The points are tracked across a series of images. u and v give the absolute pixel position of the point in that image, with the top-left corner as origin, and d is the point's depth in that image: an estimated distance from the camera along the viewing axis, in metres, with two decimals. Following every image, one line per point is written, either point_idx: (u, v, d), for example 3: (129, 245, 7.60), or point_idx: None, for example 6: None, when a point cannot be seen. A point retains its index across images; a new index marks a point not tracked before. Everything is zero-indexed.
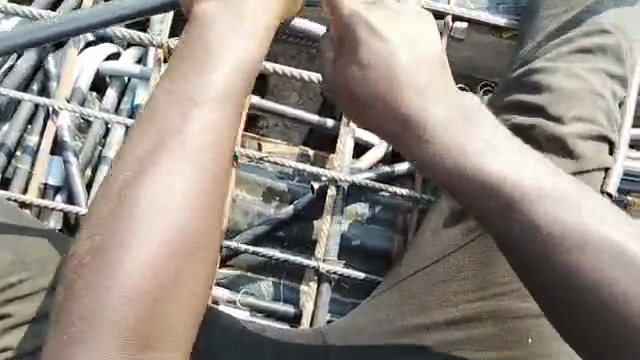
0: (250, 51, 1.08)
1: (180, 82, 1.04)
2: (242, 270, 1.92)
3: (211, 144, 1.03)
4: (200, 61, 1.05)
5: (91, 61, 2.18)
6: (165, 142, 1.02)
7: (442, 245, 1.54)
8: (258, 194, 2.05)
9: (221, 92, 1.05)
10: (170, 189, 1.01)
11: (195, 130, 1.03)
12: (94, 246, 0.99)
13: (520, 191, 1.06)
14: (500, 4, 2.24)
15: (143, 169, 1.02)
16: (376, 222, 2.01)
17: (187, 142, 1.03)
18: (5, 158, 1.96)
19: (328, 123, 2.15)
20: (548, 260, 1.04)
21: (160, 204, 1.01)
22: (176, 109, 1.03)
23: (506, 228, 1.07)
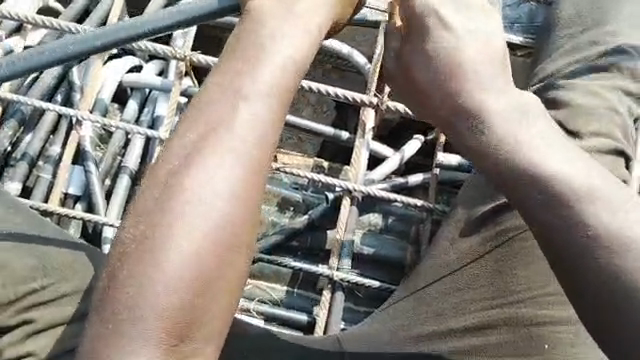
0: (305, 43, 1.04)
1: (231, 71, 1.01)
2: (256, 279, 1.96)
3: (258, 140, 0.99)
4: (254, 52, 1.02)
5: (115, 73, 2.24)
6: (214, 133, 0.98)
7: (458, 255, 1.56)
8: (273, 204, 2.09)
9: (273, 89, 1.01)
10: (219, 184, 0.96)
11: (242, 124, 0.99)
12: (136, 234, 0.94)
13: (592, 220, 1.01)
14: (514, 23, 2.29)
15: (188, 161, 0.97)
16: (389, 232, 2.06)
17: (233, 134, 0.98)
18: (27, 168, 2.01)
19: (343, 135, 2.20)
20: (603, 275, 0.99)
21: (208, 189, 0.96)
22: (223, 100, 1.00)
23: (570, 247, 1.01)
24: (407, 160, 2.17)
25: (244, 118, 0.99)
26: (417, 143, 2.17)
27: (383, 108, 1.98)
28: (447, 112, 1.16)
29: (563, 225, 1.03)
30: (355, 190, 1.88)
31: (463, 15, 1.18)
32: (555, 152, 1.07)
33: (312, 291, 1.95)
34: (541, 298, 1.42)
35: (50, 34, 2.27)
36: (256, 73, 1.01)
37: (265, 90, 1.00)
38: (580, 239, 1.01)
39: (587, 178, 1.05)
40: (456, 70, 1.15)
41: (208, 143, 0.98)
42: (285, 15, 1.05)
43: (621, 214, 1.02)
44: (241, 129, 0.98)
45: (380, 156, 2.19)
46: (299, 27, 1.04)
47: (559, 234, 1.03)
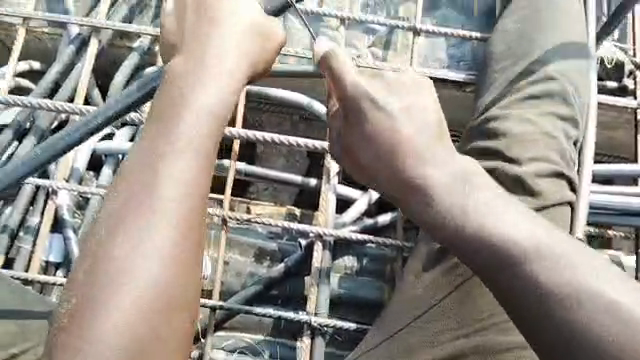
0: (219, 97, 1.16)
1: (160, 132, 1.11)
2: (239, 331, 2.05)
3: (189, 179, 1.09)
4: (175, 110, 1.12)
5: (88, 142, 2.31)
6: (139, 188, 1.07)
7: (425, 289, 1.65)
8: (250, 256, 2.17)
9: (196, 137, 1.11)
10: (151, 229, 1.05)
11: (175, 170, 1.08)
12: (72, 307, 1.01)
13: (545, 277, 0.99)
14: (460, 61, 2.47)
15: (117, 216, 1.06)
16: (366, 274, 2.15)
17: (160, 182, 1.07)
18: (8, 239, 2.08)
19: (311, 183, 2.30)
20: (556, 322, 0.96)
21: (143, 240, 1.04)
22: (150, 151, 1.09)
23: (528, 302, 0.99)
24: (375, 200, 2.28)
25: (175, 163, 1.08)
26: None
27: None
28: (389, 179, 1.20)
29: (518, 286, 1.00)
30: (325, 234, 1.97)
31: (394, 93, 1.27)
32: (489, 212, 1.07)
33: (293, 339, 2.02)
34: (503, 323, 1.50)
35: (24, 112, 2.32)
36: (185, 116, 1.12)
37: (189, 131, 1.11)
38: (538, 297, 0.98)
39: (535, 235, 1.03)
40: (400, 150, 1.19)
41: (144, 178, 1.08)
42: (200, 63, 1.20)
43: (559, 255, 1.00)
44: (170, 176, 1.08)
45: (349, 199, 2.29)
46: (214, 78, 1.18)
47: (524, 302, 0.99)
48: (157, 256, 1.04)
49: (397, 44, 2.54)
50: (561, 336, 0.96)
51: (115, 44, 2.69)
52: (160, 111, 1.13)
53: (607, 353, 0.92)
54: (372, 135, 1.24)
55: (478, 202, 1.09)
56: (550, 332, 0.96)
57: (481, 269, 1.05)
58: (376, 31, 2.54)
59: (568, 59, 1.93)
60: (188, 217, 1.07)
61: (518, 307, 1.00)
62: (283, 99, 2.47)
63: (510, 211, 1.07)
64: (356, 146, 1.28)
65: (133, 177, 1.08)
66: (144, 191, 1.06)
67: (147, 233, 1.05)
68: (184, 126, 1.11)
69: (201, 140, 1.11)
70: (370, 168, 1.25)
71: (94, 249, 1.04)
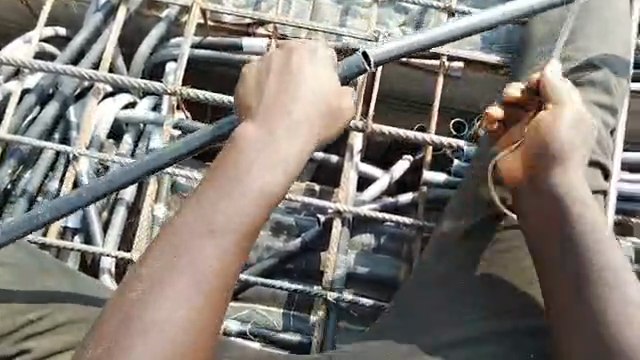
0: (273, 177, 1.20)
1: (212, 195, 1.17)
2: (252, 302, 2.05)
3: (226, 255, 1.14)
4: (234, 178, 1.19)
5: (110, 111, 2.29)
6: (185, 250, 1.13)
7: (445, 269, 1.60)
8: (267, 229, 2.13)
9: (244, 212, 1.17)
10: (186, 289, 1.11)
11: (218, 241, 1.14)
12: (101, 349, 1.06)
13: (612, 293, 1.28)
14: (493, 44, 2.37)
15: (164, 265, 1.12)
16: (381, 251, 2.14)
17: (203, 249, 1.13)
18: (27, 203, 2.09)
19: (332, 159, 2.26)
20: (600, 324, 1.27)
21: (179, 297, 1.10)
22: (203, 214, 1.15)
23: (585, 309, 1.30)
24: (396, 179, 2.23)
25: (220, 236, 1.14)
26: (406, 161, 2.25)
27: (368, 132, 2.04)
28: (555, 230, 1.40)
29: (586, 292, 1.31)
30: (344, 211, 1.96)
31: None
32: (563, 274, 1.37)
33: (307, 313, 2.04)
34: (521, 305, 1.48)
35: (48, 77, 2.31)
36: (238, 190, 1.18)
37: (239, 210, 1.16)
38: (595, 300, 1.29)
39: (612, 261, 1.32)
40: None
41: (195, 234, 1.14)
42: (271, 126, 1.24)
43: (619, 277, 1.30)
44: (212, 246, 1.14)
45: (370, 177, 2.23)
46: (279, 144, 1.23)
47: (585, 305, 1.30)
48: (190, 314, 1.10)
49: (429, 22, 2.44)
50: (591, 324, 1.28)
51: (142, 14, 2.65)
52: (213, 178, 1.19)
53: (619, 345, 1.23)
54: None
55: (589, 222, 1.38)
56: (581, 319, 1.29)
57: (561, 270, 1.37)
58: (408, 9, 2.45)
59: (610, 45, 1.84)
60: (220, 284, 1.13)
61: (576, 307, 1.31)
62: None
63: (603, 242, 1.35)
64: None
65: (182, 230, 1.15)
66: (192, 257, 1.13)
67: (182, 291, 1.10)
68: (240, 204, 1.17)
69: (253, 217, 1.17)
70: None
71: (136, 298, 1.10)
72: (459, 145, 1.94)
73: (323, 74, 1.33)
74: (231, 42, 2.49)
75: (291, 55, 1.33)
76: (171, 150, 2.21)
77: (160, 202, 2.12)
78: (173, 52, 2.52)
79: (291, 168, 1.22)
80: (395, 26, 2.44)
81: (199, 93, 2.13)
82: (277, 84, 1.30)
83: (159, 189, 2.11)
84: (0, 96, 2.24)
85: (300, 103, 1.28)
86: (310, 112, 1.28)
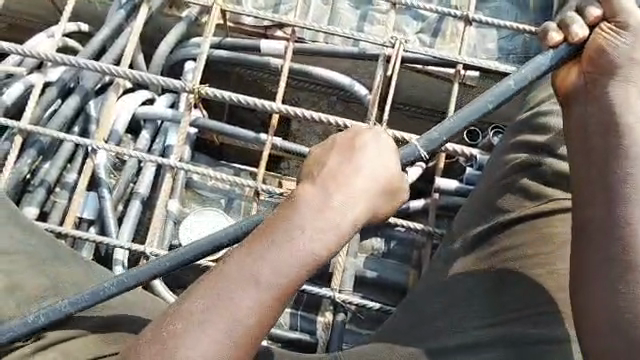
0: (321, 246, 1.21)
1: (261, 247, 1.21)
2: None
3: (260, 309, 1.18)
4: (285, 235, 1.21)
5: (128, 107, 2.34)
6: (225, 295, 1.18)
7: (453, 276, 1.60)
8: None
9: (285, 272, 1.20)
10: (218, 335, 1.16)
11: (256, 294, 1.18)
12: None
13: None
14: (509, 54, 2.39)
15: (205, 304, 1.18)
16: (390, 256, 2.17)
17: (242, 299, 1.18)
18: (45, 193, 2.13)
19: None
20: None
21: (209, 340, 1.15)
22: (250, 265, 1.20)
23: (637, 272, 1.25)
24: (408, 184, 2.25)
25: (259, 290, 1.18)
26: (419, 167, 2.24)
27: None
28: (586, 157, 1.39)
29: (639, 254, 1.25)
30: None
31: None
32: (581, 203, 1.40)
33: (314, 314, 2.08)
34: (533, 314, 1.46)
35: (70, 71, 2.35)
36: (288, 248, 1.20)
37: (281, 269, 1.19)
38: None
39: None
40: None
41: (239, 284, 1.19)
42: (327, 191, 1.24)
43: None
44: (251, 296, 1.18)
45: None
46: (332, 212, 1.23)
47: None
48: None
49: (446, 30, 2.45)
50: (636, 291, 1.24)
51: (164, 13, 2.69)
52: (262, 234, 1.22)
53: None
54: None
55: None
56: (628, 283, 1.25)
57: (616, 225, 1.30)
58: (425, 16, 2.47)
59: None
60: (249, 336, 1.17)
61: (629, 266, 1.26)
62: (326, 78, 2.46)
63: None
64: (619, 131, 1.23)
65: (227, 276, 1.20)
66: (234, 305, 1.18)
67: (213, 336, 1.16)
68: (287, 263, 1.20)
69: (295, 275, 1.20)
70: None
71: (170, 333, 1.16)
72: (472, 153, 1.96)
73: (388, 151, 1.31)
74: (249, 43, 2.52)
75: (356, 137, 1.31)
76: (187, 147, 2.26)
77: (174, 197, 2.16)
78: (192, 51, 2.54)
79: (337, 239, 1.23)
80: (412, 33, 2.46)
81: (217, 92, 2.16)
82: (340, 155, 1.29)
83: (175, 185, 2.15)
84: (23, 87, 2.29)
85: (359, 175, 1.27)
86: (368, 182, 1.27)
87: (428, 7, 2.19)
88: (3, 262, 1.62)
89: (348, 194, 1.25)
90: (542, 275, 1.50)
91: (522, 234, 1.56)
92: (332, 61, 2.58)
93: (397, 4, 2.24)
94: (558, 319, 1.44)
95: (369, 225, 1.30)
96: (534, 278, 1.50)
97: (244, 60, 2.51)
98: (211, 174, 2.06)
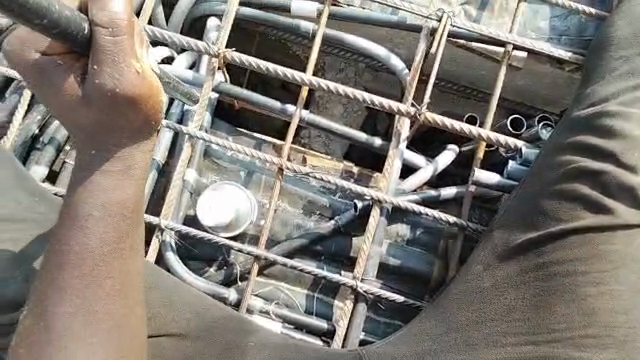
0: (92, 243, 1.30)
1: (75, 220, 1.30)
2: (276, 280, 2.05)
3: (83, 268, 1.30)
4: (75, 234, 1.29)
5: None
6: (59, 261, 1.30)
7: (493, 281, 1.58)
8: (298, 206, 2.15)
9: (105, 231, 1.30)
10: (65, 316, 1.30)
11: (66, 282, 1.30)
12: None
13: (131, 117, 1.23)
14: (562, 36, 2.17)
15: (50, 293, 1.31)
16: (415, 244, 2.12)
17: (68, 262, 1.30)
18: (55, 151, 2.03)
19: (376, 142, 2.12)
20: (129, 130, 1.26)
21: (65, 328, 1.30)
22: (96, 229, 1.30)
23: (121, 122, 1.24)
24: (439, 169, 2.16)
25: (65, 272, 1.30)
26: (451, 154, 2.15)
27: (420, 120, 1.90)
28: (111, 112, 1.22)
29: (119, 111, 1.21)
30: (385, 201, 1.90)
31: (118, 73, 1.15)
32: (133, 114, 1.23)
33: (331, 297, 2.02)
34: (581, 337, 1.44)
35: None
36: (76, 236, 1.30)
37: (92, 244, 1.30)
38: (130, 122, 1.24)
39: (129, 87, 1.17)
40: (115, 96, 1.18)
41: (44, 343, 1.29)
42: (101, 199, 1.29)
43: (128, 108, 1.21)
44: (67, 268, 1.30)
45: (412, 165, 2.16)
46: (101, 213, 1.29)
47: (124, 127, 1.25)
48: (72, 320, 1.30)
49: (495, 3, 2.23)
50: (120, 126, 1.25)
51: None
52: (68, 220, 1.30)
53: (95, 190, 1.29)
54: (98, 83, 1.17)
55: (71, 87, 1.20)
56: (114, 126, 1.24)
57: (110, 121, 1.23)
58: None
59: None
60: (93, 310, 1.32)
61: (115, 118, 1.23)
62: (359, 47, 2.26)
63: (76, 107, 1.22)
64: (101, 90, 1.17)
65: (95, 156, 1.28)
66: (56, 239, 1.31)
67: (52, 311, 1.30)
68: (80, 255, 1.30)
69: (105, 239, 1.31)
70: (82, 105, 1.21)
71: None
72: (517, 146, 1.83)
73: None
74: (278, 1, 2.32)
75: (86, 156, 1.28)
76: (207, 112, 2.10)
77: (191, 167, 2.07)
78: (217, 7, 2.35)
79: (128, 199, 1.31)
80: (457, 4, 2.24)
81: (244, 58, 2.00)
82: (94, 111, 1.22)
83: (194, 154, 2.04)
84: None
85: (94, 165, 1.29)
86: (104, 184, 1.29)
87: None
88: (10, 231, 1.63)
89: (93, 185, 1.29)
90: (594, 293, 1.45)
91: (574, 247, 1.48)
92: (368, 28, 2.40)
93: None
94: (599, 345, 1.43)
95: (141, 122, 1.25)
96: (586, 295, 1.45)
97: (275, 21, 2.31)
98: (232, 147, 1.95)
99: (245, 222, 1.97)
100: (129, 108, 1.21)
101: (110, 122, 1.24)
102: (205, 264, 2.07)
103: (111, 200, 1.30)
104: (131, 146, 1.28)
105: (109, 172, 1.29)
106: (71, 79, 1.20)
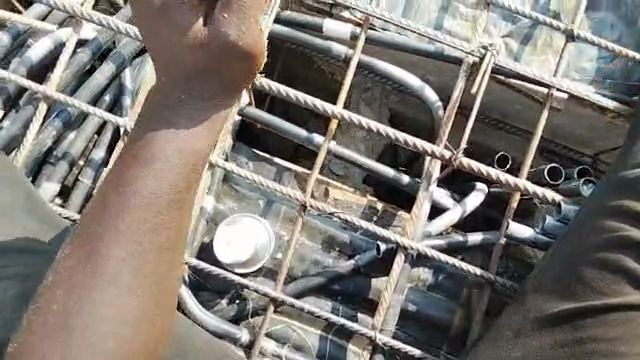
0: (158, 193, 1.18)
1: (140, 158, 1.18)
2: (290, 318, 1.97)
3: (139, 217, 1.18)
4: (141, 170, 1.17)
5: None
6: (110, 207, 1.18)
7: (524, 352, 1.46)
8: (317, 241, 2.08)
9: (168, 183, 1.18)
10: (109, 274, 1.17)
11: (111, 254, 1.17)
12: None
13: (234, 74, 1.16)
14: (606, 79, 2.04)
15: (87, 251, 1.18)
16: (437, 290, 2.04)
17: (124, 207, 1.18)
18: (67, 168, 1.94)
19: (403, 180, 2.01)
20: (224, 85, 1.17)
21: (107, 282, 1.17)
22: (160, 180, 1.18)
23: (220, 74, 1.16)
24: (468, 212, 2.04)
25: (117, 219, 1.18)
26: (481, 195, 2.04)
27: (454, 165, 1.77)
28: (222, 66, 1.15)
29: (227, 61, 1.14)
30: (411, 248, 1.80)
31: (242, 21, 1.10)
32: (241, 66, 1.15)
33: (345, 340, 1.93)
34: None
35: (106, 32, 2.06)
36: (139, 173, 1.18)
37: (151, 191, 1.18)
38: (224, 78, 1.17)
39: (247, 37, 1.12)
40: (231, 46, 1.12)
41: (90, 281, 1.17)
42: (174, 142, 1.17)
43: (235, 63, 1.15)
44: (125, 211, 1.17)
45: (439, 204, 2.05)
46: (173, 154, 1.18)
47: (221, 83, 1.17)
48: (117, 275, 1.17)
49: (538, 39, 2.10)
50: (218, 78, 1.16)
51: None
52: (130, 160, 1.18)
53: (167, 130, 1.17)
54: (222, 30, 1.11)
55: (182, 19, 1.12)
56: (212, 79, 1.16)
57: (213, 77, 1.16)
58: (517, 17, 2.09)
59: None
60: (138, 274, 1.18)
61: (217, 73, 1.16)
62: (391, 76, 2.15)
63: (176, 48, 1.13)
64: (216, 39, 1.12)
65: (176, 99, 1.16)
66: (119, 174, 1.19)
67: (99, 265, 1.17)
68: (138, 200, 1.18)
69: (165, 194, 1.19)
70: (184, 50, 1.13)
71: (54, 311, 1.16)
72: (555, 200, 1.72)
73: None
74: (308, 21, 2.21)
75: (164, 96, 1.17)
76: (229, 137, 2.01)
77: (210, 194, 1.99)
78: None
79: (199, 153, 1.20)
80: (498, 36, 2.09)
81: (270, 85, 1.89)
82: (193, 55, 1.13)
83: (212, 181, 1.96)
84: (52, 45, 1.98)
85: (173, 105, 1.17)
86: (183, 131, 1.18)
87: (525, 13, 1.85)
88: None
89: (159, 121, 1.17)
90: None
91: (615, 325, 1.40)
92: (400, 55, 2.29)
93: (491, 4, 1.90)
94: None
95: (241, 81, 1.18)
96: None
97: (305, 42, 2.20)
98: (254, 179, 1.86)
99: (263, 258, 1.88)
100: (239, 63, 1.15)
101: (205, 70, 1.15)
102: (217, 296, 1.99)
103: (179, 149, 1.18)
104: (212, 104, 1.18)
105: (182, 117, 1.17)
106: (196, 19, 1.12)
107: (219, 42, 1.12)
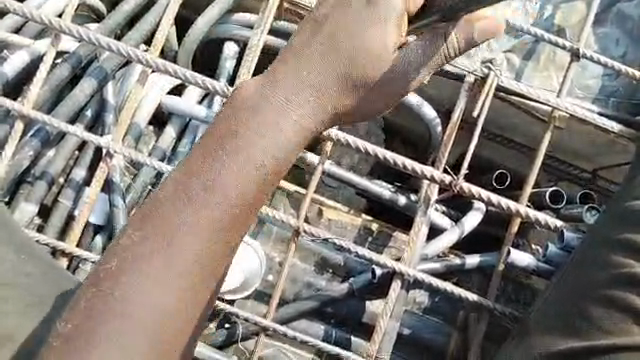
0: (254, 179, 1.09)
1: (227, 145, 1.10)
2: (281, 342, 1.91)
3: (238, 206, 1.09)
4: (239, 145, 1.09)
5: (154, 95, 1.98)
6: (206, 190, 1.09)
7: None
8: (310, 263, 2.01)
9: (263, 166, 1.10)
10: (166, 261, 1.06)
11: (192, 227, 1.07)
12: None
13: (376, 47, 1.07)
14: (610, 97, 1.99)
15: (147, 230, 1.08)
16: (432, 313, 1.99)
17: (220, 189, 1.08)
18: (46, 187, 1.84)
19: (399, 200, 1.96)
20: (359, 69, 1.09)
21: (151, 270, 1.05)
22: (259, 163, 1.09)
23: (356, 52, 1.08)
24: (465, 232, 1.98)
25: (215, 199, 1.08)
26: (479, 215, 1.98)
27: (455, 190, 1.71)
28: (356, 34, 1.06)
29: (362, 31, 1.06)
30: (408, 275, 1.74)
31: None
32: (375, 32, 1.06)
33: None
34: None
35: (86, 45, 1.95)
36: (244, 153, 1.09)
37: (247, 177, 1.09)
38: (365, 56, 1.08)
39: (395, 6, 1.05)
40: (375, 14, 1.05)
41: (139, 271, 1.05)
42: (273, 117, 1.10)
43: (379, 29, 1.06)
44: (226, 194, 1.08)
45: (436, 225, 2.00)
46: (279, 133, 1.10)
47: (360, 60, 1.08)
48: (166, 269, 1.06)
49: (541, 55, 2.04)
50: (351, 60, 1.09)
51: None
52: (224, 139, 1.10)
53: (280, 108, 1.10)
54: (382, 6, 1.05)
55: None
56: (354, 62, 1.09)
57: (356, 56, 1.07)
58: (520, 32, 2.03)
59: None
60: (190, 260, 1.07)
61: (355, 50, 1.07)
62: None
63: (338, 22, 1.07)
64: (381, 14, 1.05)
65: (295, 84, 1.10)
66: (209, 159, 1.10)
67: (149, 251, 1.06)
68: (236, 182, 1.09)
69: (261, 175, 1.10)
70: (338, 34, 1.08)
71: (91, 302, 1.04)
72: (557, 226, 1.67)
73: None
74: None
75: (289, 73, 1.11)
76: None
77: None
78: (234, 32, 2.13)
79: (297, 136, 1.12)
80: (500, 51, 2.03)
81: None
82: (338, 33, 1.08)
83: None
84: (28, 58, 1.88)
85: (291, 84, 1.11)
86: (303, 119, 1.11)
87: (531, 31, 1.78)
88: None
89: (271, 106, 1.10)
90: None
91: None
92: None
93: (495, 21, 1.83)
94: None
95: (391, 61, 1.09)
96: None
97: None
98: None
99: (254, 283, 1.82)
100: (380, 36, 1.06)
101: (347, 50, 1.07)
102: None
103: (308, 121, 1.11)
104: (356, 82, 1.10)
105: (320, 101, 1.10)
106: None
107: (376, 17, 1.05)
